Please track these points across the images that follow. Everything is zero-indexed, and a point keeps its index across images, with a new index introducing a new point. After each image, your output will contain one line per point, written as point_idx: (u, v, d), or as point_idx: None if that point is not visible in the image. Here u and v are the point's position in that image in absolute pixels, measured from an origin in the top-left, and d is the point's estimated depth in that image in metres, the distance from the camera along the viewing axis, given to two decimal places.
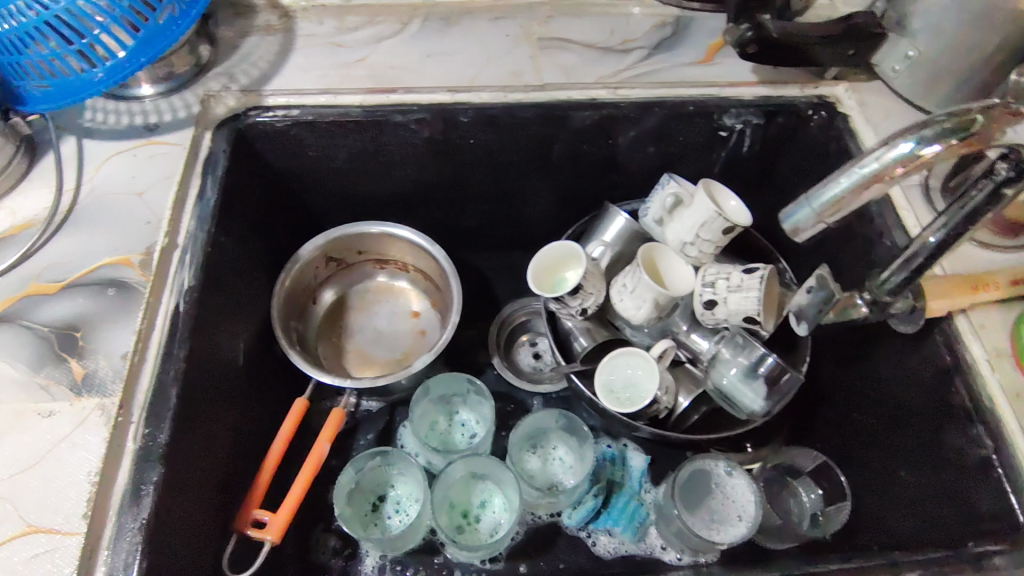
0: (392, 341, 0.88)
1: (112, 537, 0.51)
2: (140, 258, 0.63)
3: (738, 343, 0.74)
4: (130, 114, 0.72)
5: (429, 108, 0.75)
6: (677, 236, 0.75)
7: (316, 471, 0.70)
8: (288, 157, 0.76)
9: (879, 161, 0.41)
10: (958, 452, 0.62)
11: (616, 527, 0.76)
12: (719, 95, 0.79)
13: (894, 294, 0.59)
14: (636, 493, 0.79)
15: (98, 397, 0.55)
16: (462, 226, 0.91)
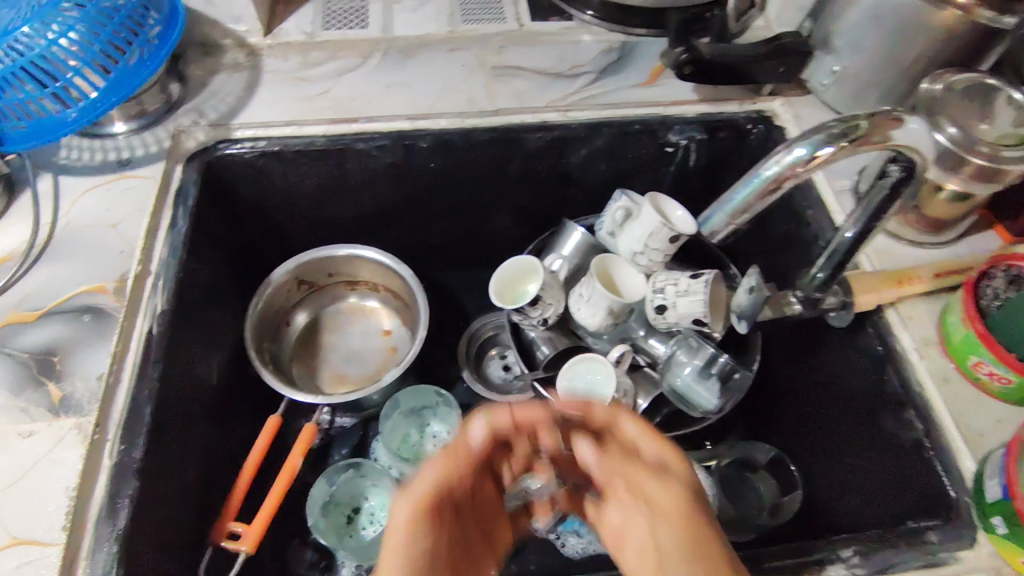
0: (365, 359, 0.91)
1: (89, 548, 0.53)
2: (114, 286, 0.66)
3: (692, 345, 0.78)
4: (103, 151, 0.76)
5: (389, 135, 0.79)
6: (628, 247, 0.80)
7: (290, 485, 0.73)
8: (257, 187, 0.80)
9: (777, 166, 0.46)
10: (894, 437, 0.66)
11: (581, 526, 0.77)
12: (663, 114, 0.84)
13: (822, 290, 0.65)
14: None
15: (74, 416, 0.58)
16: (428, 245, 0.95)
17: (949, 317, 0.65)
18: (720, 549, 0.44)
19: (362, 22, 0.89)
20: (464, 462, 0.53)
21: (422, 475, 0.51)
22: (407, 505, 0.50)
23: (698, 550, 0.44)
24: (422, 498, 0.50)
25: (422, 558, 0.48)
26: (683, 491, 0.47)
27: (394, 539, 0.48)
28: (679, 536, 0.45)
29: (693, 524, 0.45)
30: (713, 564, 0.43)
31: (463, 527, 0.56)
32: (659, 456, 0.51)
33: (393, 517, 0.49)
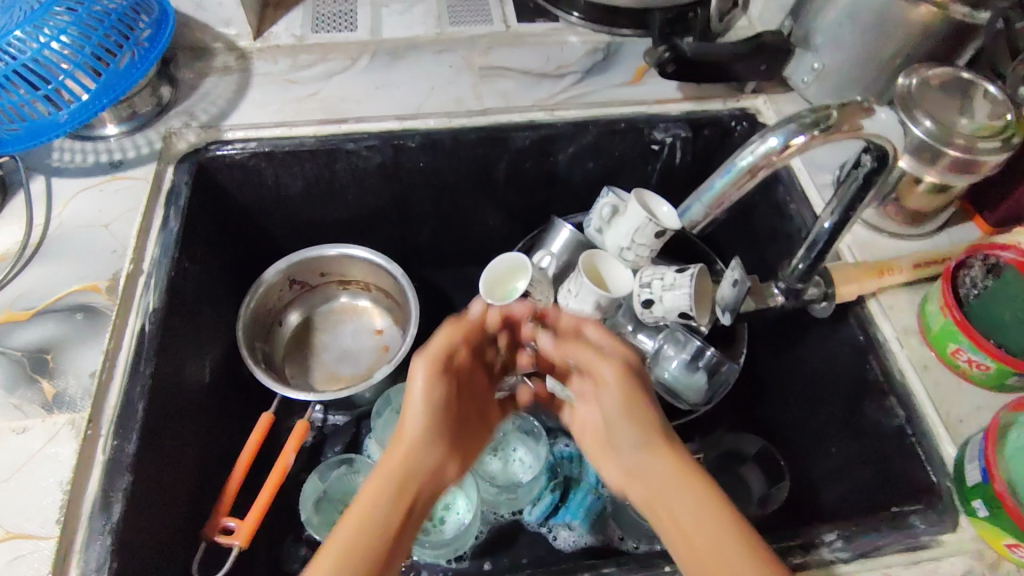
0: (357, 358, 0.92)
1: (83, 541, 0.54)
2: (107, 285, 0.67)
3: (679, 339, 0.80)
4: (95, 153, 0.77)
5: (378, 135, 0.80)
6: (615, 242, 0.81)
7: (282, 481, 0.73)
8: (248, 187, 0.81)
9: (752, 156, 0.47)
10: (876, 424, 0.67)
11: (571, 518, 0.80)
12: (648, 112, 0.85)
13: (803, 280, 0.66)
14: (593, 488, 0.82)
15: (68, 413, 0.59)
16: (419, 244, 0.96)
17: (929, 307, 0.66)
18: (660, 420, 0.52)
19: (351, 25, 0.91)
20: (463, 335, 0.58)
21: (430, 343, 0.57)
22: (424, 365, 0.55)
23: (641, 421, 0.52)
24: (434, 358, 0.55)
25: (437, 409, 0.54)
26: (636, 373, 0.54)
27: (412, 396, 0.54)
28: (623, 410, 0.52)
29: (636, 399, 0.52)
30: (652, 430, 0.51)
31: (469, 396, 0.61)
32: (616, 348, 0.56)
33: (414, 373, 0.55)
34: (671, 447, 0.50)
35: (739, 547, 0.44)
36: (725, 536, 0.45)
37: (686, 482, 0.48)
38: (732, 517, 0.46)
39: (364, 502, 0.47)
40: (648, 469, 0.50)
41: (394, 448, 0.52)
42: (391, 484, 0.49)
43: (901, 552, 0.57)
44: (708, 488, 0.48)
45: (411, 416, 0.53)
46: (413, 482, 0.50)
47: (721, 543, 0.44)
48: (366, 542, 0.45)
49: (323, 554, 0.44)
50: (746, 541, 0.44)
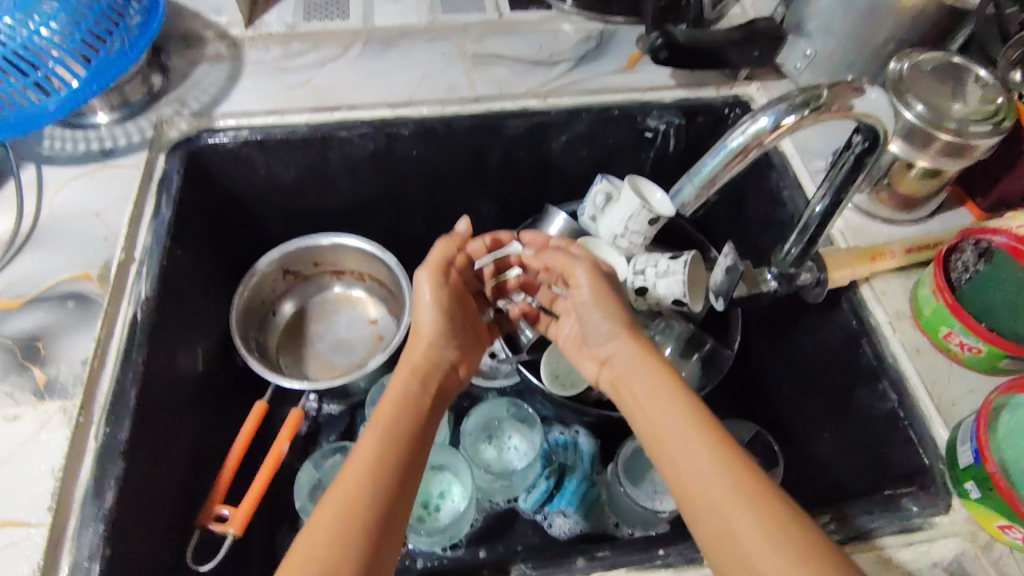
0: (351, 347, 0.92)
1: (76, 528, 0.54)
2: (98, 272, 0.67)
3: (671, 326, 0.80)
4: (86, 141, 0.76)
5: (371, 123, 0.80)
6: (609, 230, 0.81)
7: (276, 469, 0.73)
8: (241, 176, 0.81)
9: (742, 137, 0.47)
10: (867, 408, 0.67)
11: (568, 504, 0.80)
12: (641, 99, 0.85)
13: (796, 266, 0.67)
14: (587, 475, 0.83)
15: (59, 400, 0.59)
16: (412, 234, 0.96)
17: (921, 290, 0.66)
18: (628, 318, 0.63)
19: (343, 12, 0.90)
20: (457, 249, 0.68)
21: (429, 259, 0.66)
22: (427, 276, 0.66)
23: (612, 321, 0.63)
24: (437, 268, 0.66)
25: (444, 313, 0.66)
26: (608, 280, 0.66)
27: (422, 305, 0.66)
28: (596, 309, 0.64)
29: (607, 297, 0.64)
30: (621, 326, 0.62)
31: (466, 314, 0.71)
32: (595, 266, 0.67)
33: (419, 285, 0.66)
34: (635, 338, 0.61)
35: (683, 408, 0.53)
36: (673, 403, 0.53)
37: (652, 366, 0.58)
38: (683, 389, 0.55)
39: (399, 381, 0.61)
40: (614, 355, 0.61)
41: (414, 348, 0.66)
42: (420, 366, 0.64)
43: (895, 534, 0.57)
44: (666, 370, 0.57)
45: (423, 320, 0.66)
46: (433, 368, 0.65)
47: (669, 406, 0.53)
48: (397, 420, 0.56)
49: (368, 433, 0.55)
50: (690, 404, 0.53)
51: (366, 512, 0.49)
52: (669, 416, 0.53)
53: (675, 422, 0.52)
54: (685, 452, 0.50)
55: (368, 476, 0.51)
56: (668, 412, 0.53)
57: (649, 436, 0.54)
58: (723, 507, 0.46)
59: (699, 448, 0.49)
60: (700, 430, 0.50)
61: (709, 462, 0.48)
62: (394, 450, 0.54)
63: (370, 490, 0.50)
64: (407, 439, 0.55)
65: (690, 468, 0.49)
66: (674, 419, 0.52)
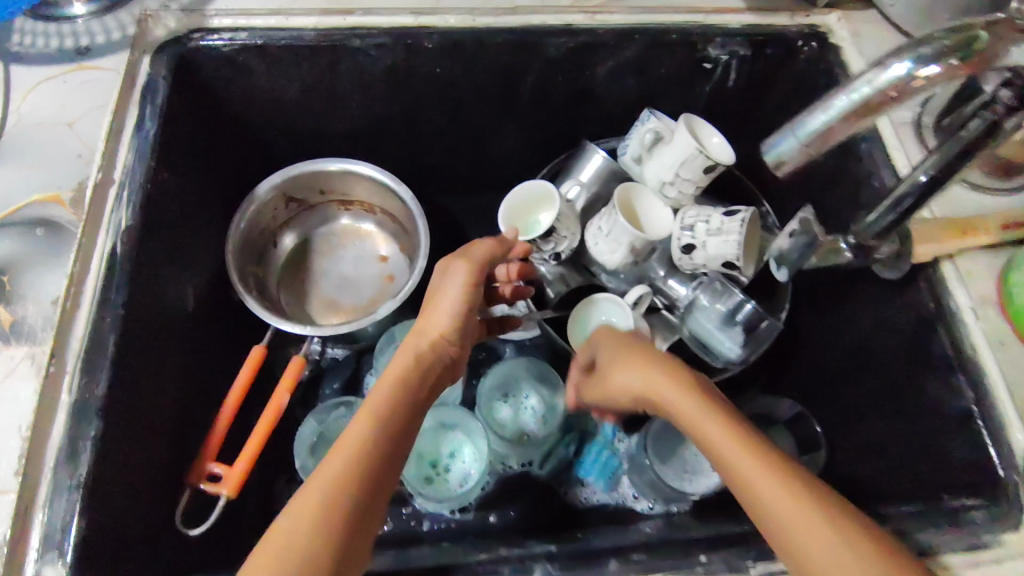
0: (359, 287, 0.84)
1: (48, 493, 0.48)
2: (71, 196, 0.58)
3: (717, 290, 0.72)
4: (57, 36, 0.65)
5: (390, 32, 0.69)
6: (656, 176, 0.71)
7: (275, 422, 0.67)
8: (238, 87, 0.70)
9: (871, 86, 0.37)
10: (936, 403, 0.60)
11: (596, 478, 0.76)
12: (704, 23, 0.73)
13: (880, 238, 0.56)
14: (609, 442, 0.78)
15: (27, 345, 0.52)
16: (430, 164, 0.86)
17: (1015, 276, 0.57)
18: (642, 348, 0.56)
19: None
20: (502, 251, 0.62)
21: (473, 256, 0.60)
22: (468, 266, 0.59)
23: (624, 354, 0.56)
24: (477, 274, 0.58)
25: (467, 313, 0.58)
26: (606, 356, 0.59)
27: (449, 295, 0.58)
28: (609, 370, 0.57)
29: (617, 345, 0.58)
30: (633, 356, 0.55)
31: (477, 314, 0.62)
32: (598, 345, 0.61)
33: (453, 278, 0.58)
34: (650, 358, 0.54)
35: (724, 429, 0.45)
36: (712, 424, 0.46)
37: (676, 384, 0.50)
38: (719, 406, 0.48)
39: (395, 365, 0.53)
40: (632, 379, 0.54)
41: (425, 332, 0.57)
42: (428, 352, 0.55)
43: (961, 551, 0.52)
44: (696, 384, 0.50)
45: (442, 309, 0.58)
46: (439, 359, 0.55)
47: (709, 428, 0.46)
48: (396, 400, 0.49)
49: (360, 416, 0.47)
50: (730, 423, 0.46)
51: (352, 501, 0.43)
52: (712, 440, 0.45)
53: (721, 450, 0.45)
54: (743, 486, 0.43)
55: (358, 460, 0.44)
56: (709, 438, 0.46)
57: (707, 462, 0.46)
58: (802, 541, 0.39)
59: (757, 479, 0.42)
60: (752, 455, 0.43)
61: (771, 489, 0.41)
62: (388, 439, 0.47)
63: (359, 477, 0.44)
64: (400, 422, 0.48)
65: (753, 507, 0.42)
66: (720, 448, 0.45)
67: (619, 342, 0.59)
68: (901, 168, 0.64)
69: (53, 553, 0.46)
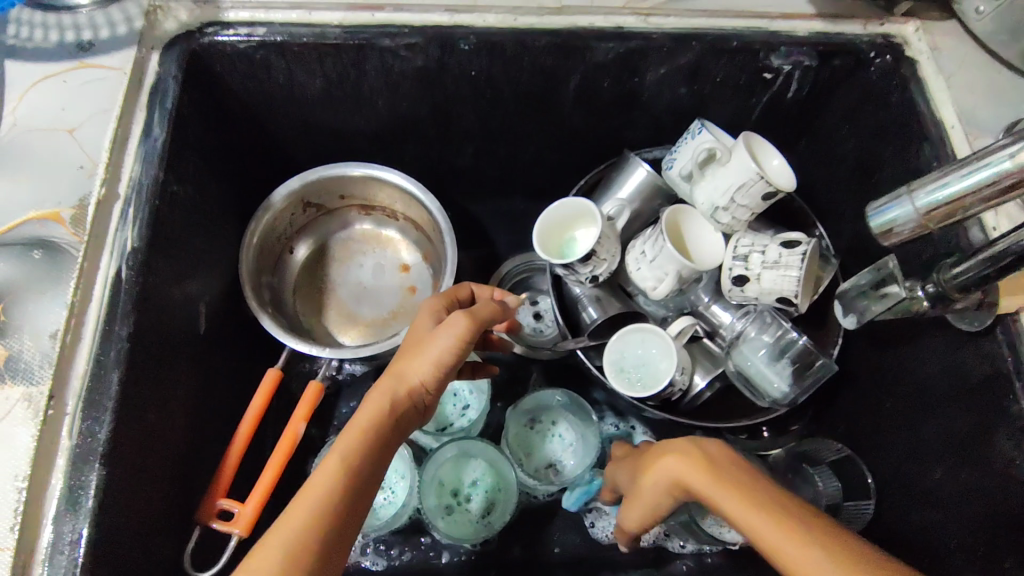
0: (379, 297, 0.79)
1: (48, 549, 0.44)
2: (71, 214, 0.52)
3: (766, 322, 0.67)
4: (58, 28, 0.59)
5: (423, 31, 0.62)
6: (708, 199, 0.65)
7: (291, 452, 0.63)
8: (256, 85, 0.64)
9: (1014, 162, 0.32)
10: (1007, 464, 0.55)
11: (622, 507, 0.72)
12: (768, 29, 0.66)
13: (966, 290, 0.50)
14: None
15: (24, 385, 0.47)
16: (459, 167, 0.80)
17: None
18: (657, 449, 0.53)
19: None
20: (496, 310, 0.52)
21: (475, 311, 0.50)
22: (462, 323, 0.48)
23: (646, 457, 0.54)
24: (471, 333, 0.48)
25: (450, 373, 0.48)
26: (630, 471, 0.57)
27: (435, 345, 0.48)
28: (633, 488, 0.55)
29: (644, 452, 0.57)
30: (652, 455, 0.53)
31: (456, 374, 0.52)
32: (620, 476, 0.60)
33: (444, 330, 0.48)
34: (665, 449, 0.52)
35: (764, 513, 0.42)
36: (745, 507, 0.43)
37: (697, 467, 0.48)
38: (749, 483, 0.45)
39: (370, 405, 0.46)
40: (655, 473, 0.51)
41: (402, 379, 0.47)
42: (400, 405, 0.46)
43: None
44: (717, 459, 0.48)
45: (424, 361, 0.47)
46: (407, 413, 0.47)
47: (749, 513, 0.42)
48: (372, 443, 0.44)
49: (331, 457, 0.42)
50: (760, 504, 0.42)
51: (309, 567, 0.39)
52: (756, 527, 0.42)
53: (763, 537, 0.41)
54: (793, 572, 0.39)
55: (320, 514, 0.40)
56: (751, 524, 0.42)
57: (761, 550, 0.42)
58: None
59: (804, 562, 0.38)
60: (795, 538, 0.39)
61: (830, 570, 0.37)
62: (359, 489, 0.42)
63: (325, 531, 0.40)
64: (373, 468, 0.43)
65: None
66: (766, 535, 0.41)
67: (639, 455, 0.57)
68: (993, 223, 0.54)
69: None
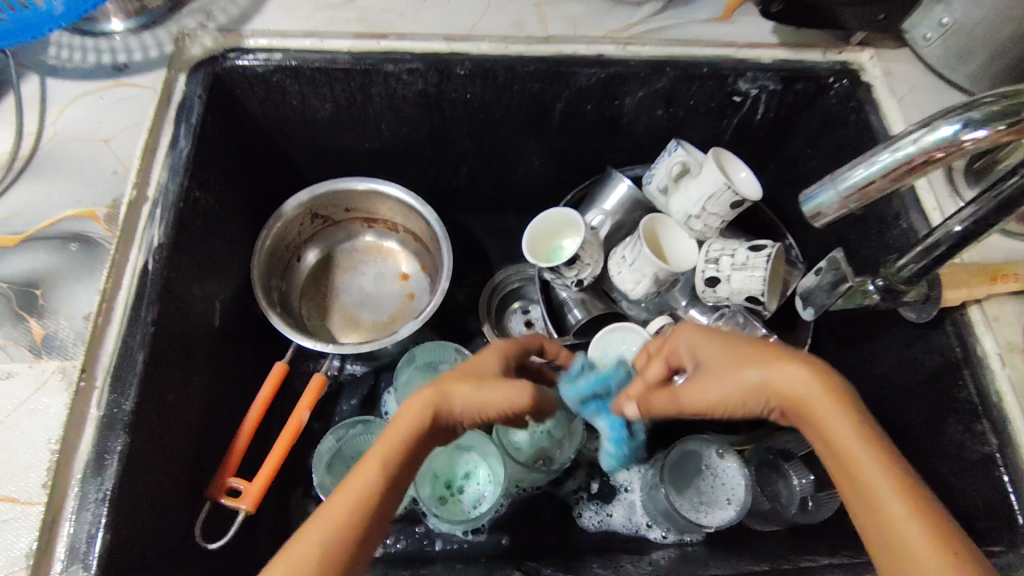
0: (380, 303, 0.85)
1: (75, 507, 0.49)
2: (105, 212, 0.59)
3: (738, 323, 0.71)
4: (97, 52, 0.66)
5: (423, 57, 0.69)
6: (682, 209, 0.72)
7: (295, 439, 0.68)
8: (271, 106, 0.71)
9: (915, 146, 0.38)
10: (958, 447, 0.60)
11: (609, 446, 0.65)
12: (735, 57, 0.73)
13: (909, 283, 0.56)
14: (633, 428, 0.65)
15: (58, 359, 0.53)
16: (455, 185, 0.87)
17: None
18: (772, 348, 0.50)
19: None
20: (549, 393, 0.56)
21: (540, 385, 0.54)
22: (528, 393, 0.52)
23: (753, 350, 0.50)
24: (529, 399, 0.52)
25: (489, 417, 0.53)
26: (716, 352, 0.52)
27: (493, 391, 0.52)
28: (723, 364, 0.51)
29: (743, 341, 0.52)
30: (770, 355, 0.49)
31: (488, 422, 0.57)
32: (696, 339, 0.54)
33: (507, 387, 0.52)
34: (792, 354, 0.49)
35: (894, 480, 0.42)
36: (879, 467, 0.42)
37: (837, 405, 0.45)
38: (883, 446, 0.43)
39: (410, 418, 0.50)
40: (770, 373, 0.48)
41: (447, 402, 0.51)
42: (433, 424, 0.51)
43: None
44: (855, 407, 0.46)
45: (468, 396, 0.52)
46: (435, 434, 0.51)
47: (877, 475, 0.42)
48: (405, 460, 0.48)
49: (369, 460, 0.47)
50: (896, 471, 0.42)
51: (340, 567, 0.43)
52: (878, 493, 0.42)
53: (880, 494, 0.42)
54: (881, 515, 0.41)
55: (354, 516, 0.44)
56: (873, 484, 0.42)
57: (859, 505, 0.43)
58: None
59: (905, 517, 0.40)
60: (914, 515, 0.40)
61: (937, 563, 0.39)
62: (387, 499, 0.47)
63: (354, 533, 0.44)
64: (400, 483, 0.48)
65: (885, 538, 0.41)
66: (884, 498, 0.41)
67: (740, 336, 0.52)
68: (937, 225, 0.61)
69: (77, 565, 0.47)
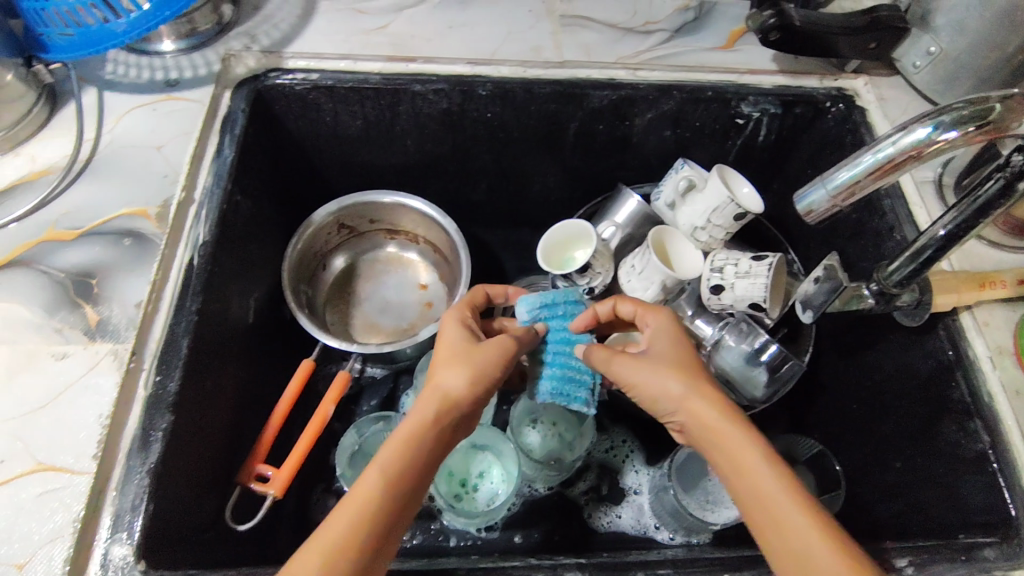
0: (400, 311, 0.89)
1: (120, 479, 0.52)
2: (156, 211, 0.64)
3: (743, 330, 0.75)
4: (151, 69, 0.72)
5: (448, 79, 0.75)
6: (689, 221, 0.77)
7: (320, 432, 0.71)
8: (307, 122, 0.77)
9: (893, 147, 0.42)
10: (953, 446, 0.62)
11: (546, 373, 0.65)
12: (738, 82, 0.78)
13: (901, 286, 0.60)
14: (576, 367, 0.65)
15: (110, 342, 0.57)
16: (474, 201, 0.92)
17: None
18: (701, 376, 0.57)
19: None
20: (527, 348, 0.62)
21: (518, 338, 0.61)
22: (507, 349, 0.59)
23: (678, 365, 0.58)
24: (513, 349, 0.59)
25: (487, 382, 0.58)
26: (660, 346, 0.60)
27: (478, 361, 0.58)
28: (661, 365, 0.57)
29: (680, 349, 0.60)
30: (688, 368, 0.57)
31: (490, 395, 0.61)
32: (658, 331, 0.62)
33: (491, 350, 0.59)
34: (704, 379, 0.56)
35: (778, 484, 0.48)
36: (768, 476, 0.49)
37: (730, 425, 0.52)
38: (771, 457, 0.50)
39: (416, 412, 0.55)
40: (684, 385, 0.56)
41: (442, 389, 0.56)
42: (440, 414, 0.55)
43: None
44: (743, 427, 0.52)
45: (460, 377, 0.57)
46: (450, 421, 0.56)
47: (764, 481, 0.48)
48: (412, 461, 0.51)
49: (371, 467, 0.50)
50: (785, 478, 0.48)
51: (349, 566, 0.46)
52: (764, 493, 0.48)
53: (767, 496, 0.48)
54: (772, 514, 0.47)
55: (362, 516, 0.47)
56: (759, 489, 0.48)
57: (749, 508, 0.49)
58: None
59: (787, 508, 0.47)
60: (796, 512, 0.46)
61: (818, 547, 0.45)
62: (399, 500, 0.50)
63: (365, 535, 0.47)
64: (417, 474, 0.51)
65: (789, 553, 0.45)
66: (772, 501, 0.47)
67: (678, 346, 0.60)
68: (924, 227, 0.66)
69: (122, 533, 0.50)
